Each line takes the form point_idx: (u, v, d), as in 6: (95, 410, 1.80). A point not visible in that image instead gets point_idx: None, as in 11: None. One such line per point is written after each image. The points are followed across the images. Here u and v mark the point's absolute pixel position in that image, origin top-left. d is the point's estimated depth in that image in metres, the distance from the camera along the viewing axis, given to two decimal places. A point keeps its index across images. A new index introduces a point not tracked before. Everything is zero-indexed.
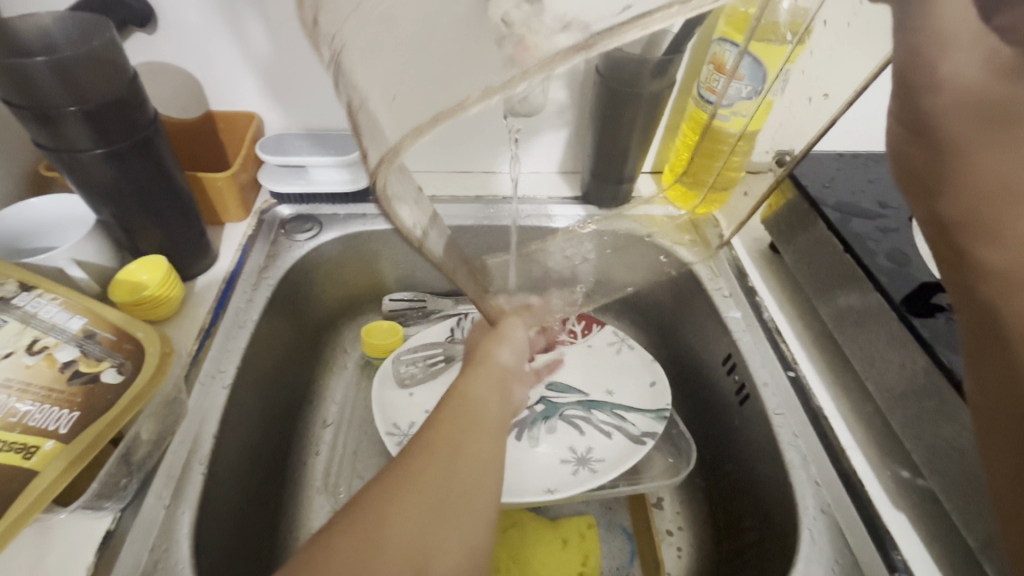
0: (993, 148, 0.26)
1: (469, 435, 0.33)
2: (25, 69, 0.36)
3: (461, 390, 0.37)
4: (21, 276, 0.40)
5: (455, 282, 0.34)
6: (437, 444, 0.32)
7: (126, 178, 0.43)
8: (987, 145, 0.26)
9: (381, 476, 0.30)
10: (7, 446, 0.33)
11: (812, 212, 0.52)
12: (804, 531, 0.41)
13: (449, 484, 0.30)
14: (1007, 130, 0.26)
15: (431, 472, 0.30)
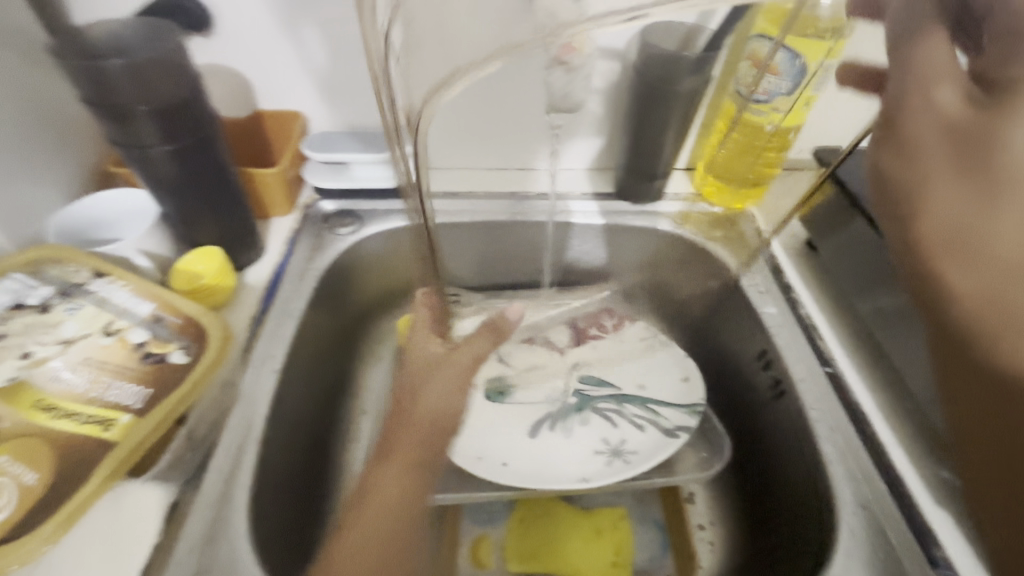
0: (959, 188, 0.24)
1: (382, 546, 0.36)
2: (103, 69, 0.39)
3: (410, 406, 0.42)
4: (95, 263, 0.44)
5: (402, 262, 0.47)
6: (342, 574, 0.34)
7: (188, 173, 0.46)
8: (948, 175, 0.25)
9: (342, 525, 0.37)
10: (89, 419, 0.36)
11: (849, 209, 0.51)
12: (843, 527, 0.41)
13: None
14: (993, 180, 0.24)
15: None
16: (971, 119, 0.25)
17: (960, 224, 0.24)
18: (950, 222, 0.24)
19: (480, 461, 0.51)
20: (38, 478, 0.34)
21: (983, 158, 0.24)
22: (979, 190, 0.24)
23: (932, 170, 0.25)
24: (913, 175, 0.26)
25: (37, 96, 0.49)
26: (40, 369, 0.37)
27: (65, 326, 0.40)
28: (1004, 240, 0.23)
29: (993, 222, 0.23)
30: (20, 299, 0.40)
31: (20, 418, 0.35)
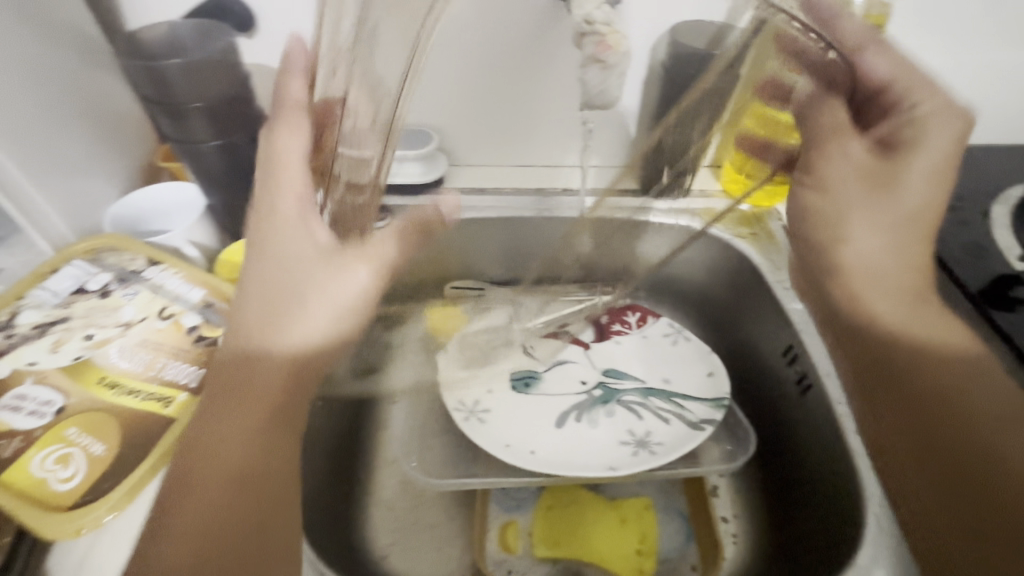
0: (876, 209, 0.39)
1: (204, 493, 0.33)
2: (163, 70, 0.43)
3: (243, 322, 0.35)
4: (149, 252, 0.47)
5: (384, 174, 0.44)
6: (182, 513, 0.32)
7: (234, 167, 0.48)
8: (869, 206, 0.39)
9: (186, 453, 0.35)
10: (150, 395, 0.39)
11: None
12: (872, 517, 0.42)
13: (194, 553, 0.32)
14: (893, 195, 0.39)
15: (189, 543, 0.32)
16: (877, 166, 0.39)
17: (872, 268, 0.40)
18: (869, 265, 0.40)
19: (507, 448, 0.52)
20: (104, 450, 0.36)
21: (872, 202, 0.39)
22: (882, 208, 0.39)
23: (851, 206, 0.39)
24: (844, 204, 0.40)
25: (93, 95, 0.51)
26: (101, 351, 0.41)
27: (126, 311, 0.43)
28: (881, 287, 0.39)
29: (896, 265, 0.40)
30: (82, 284, 0.44)
31: (86, 395, 0.38)
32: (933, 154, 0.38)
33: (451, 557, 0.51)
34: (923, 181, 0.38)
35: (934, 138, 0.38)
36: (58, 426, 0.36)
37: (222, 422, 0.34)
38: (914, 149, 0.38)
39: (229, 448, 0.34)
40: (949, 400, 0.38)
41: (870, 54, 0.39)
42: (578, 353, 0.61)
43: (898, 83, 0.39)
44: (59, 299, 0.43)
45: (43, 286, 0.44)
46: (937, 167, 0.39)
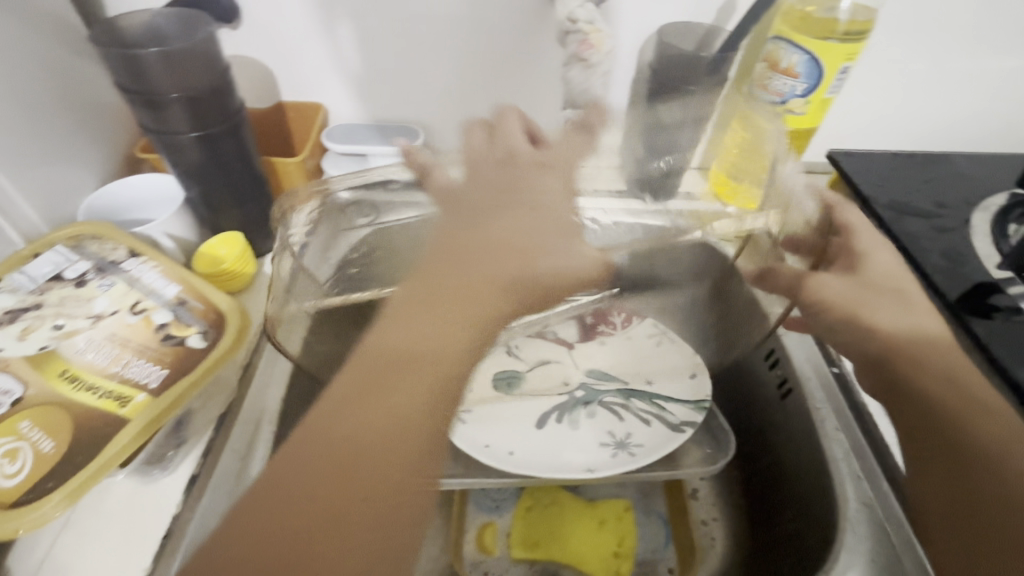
0: (879, 299, 0.44)
1: (406, 378, 0.36)
2: (137, 58, 0.41)
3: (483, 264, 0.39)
4: (129, 242, 0.45)
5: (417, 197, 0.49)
6: (391, 390, 0.35)
7: (214, 159, 0.48)
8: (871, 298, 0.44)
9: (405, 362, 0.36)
10: (107, 394, 0.37)
11: (864, 210, 0.56)
12: (847, 522, 0.43)
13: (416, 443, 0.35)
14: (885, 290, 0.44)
15: (365, 424, 0.34)
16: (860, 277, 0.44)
17: (907, 336, 0.44)
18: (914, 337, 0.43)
19: (487, 449, 0.51)
20: (54, 447, 0.34)
21: (881, 304, 0.44)
22: (881, 298, 0.44)
23: (857, 299, 0.44)
24: (853, 302, 0.44)
25: (71, 81, 0.50)
26: (69, 341, 0.38)
27: (98, 301, 0.41)
28: (927, 367, 0.42)
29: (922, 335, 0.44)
30: (61, 271, 0.42)
31: (44, 386, 0.36)
32: (888, 263, 0.46)
33: (430, 557, 0.50)
34: (908, 283, 0.46)
35: (883, 255, 0.46)
36: (13, 418, 0.34)
37: (432, 313, 0.37)
38: (879, 272, 0.45)
39: (426, 352, 0.37)
40: (994, 449, 0.39)
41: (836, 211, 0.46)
42: (560, 352, 0.60)
43: (857, 236, 0.46)
44: (34, 285, 0.41)
45: (21, 271, 0.42)
46: (897, 265, 0.46)
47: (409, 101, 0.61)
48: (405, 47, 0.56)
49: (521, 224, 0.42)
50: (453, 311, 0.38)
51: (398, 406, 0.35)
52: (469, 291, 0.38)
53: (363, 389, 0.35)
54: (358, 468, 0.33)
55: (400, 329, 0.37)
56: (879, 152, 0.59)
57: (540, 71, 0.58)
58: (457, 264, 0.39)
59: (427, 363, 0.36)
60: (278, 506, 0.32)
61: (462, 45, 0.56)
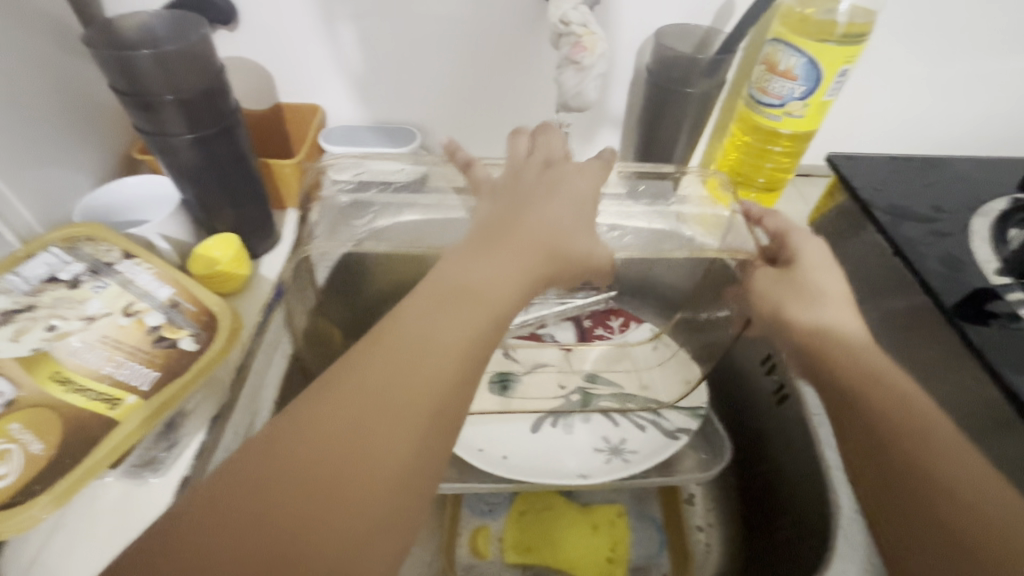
0: (796, 297, 0.44)
1: (463, 314, 0.29)
2: (132, 60, 0.41)
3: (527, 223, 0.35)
4: (124, 244, 0.45)
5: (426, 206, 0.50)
6: (440, 324, 0.28)
7: (208, 160, 0.48)
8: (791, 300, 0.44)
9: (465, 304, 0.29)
10: (98, 395, 0.37)
11: (863, 214, 0.55)
12: (841, 531, 0.42)
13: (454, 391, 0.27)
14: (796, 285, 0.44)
15: (408, 357, 0.27)
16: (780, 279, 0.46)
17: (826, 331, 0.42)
18: (830, 319, 0.42)
19: (480, 453, 0.52)
20: (43, 449, 0.34)
21: (800, 298, 0.44)
22: (799, 295, 0.44)
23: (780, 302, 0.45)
24: (773, 301, 0.46)
25: (67, 82, 0.50)
26: (61, 343, 0.38)
27: (91, 303, 0.41)
28: (838, 355, 0.40)
29: (840, 325, 0.41)
30: (55, 273, 0.42)
31: (35, 388, 0.36)
32: (815, 256, 0.45)
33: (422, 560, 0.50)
34: (829, 273, 0.44)
35: (812, 250, 0.46)
36: (4, 419, 0.34)
37: (495, 256, 0.32)
38: (810, 270, 0.45)
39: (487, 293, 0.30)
40: (871, 427, 0.35)
41: (767, 219, 0.50)
42: (556, 355, 0.59)
43: (792, 236, 0.47)
44: (28, 287, 0.41)
45: (15, 272, 0.42)
46: (827, 258, 0.45)
47: (406, 102, 0.61)
48: (401, 48, 0.56)
49: (567, 206, 0.38)
50: (512, 259, 0.33)
51: (447, 346, 0.27)
52: (518, 238, 0.34)
53: (410, 316, 0.28)
54: (391, 409, 0.25)
55: (469, 265, 0.31)
56: (876, 155, 0.59)
57: (537, 72, 0.58)
58: (511, 229, 0.35)
59: (490, 302, 0.30)
60: (290, 441, 0.24)
61: (458, 46, 0.56)
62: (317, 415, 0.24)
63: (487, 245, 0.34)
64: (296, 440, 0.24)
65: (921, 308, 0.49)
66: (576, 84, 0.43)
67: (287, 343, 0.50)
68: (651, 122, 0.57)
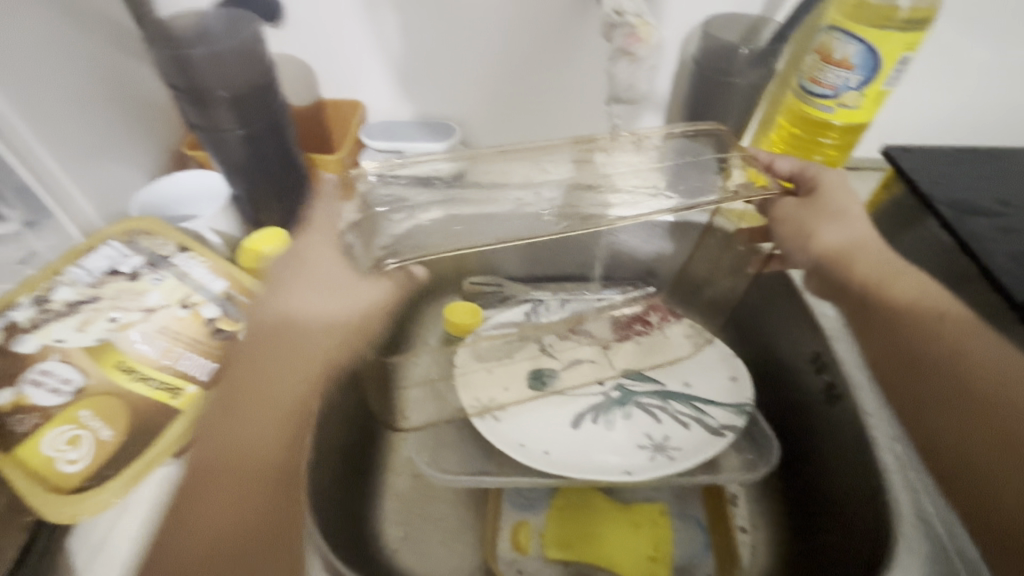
0: (820, 214, 0.49)
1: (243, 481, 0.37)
2: (189, 58, 0.42)
3: (244, 359, 0.41)
4: (180, 238, 0.47)
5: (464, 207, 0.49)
6: (223, 497, 0.36)
7: (257, 155, 0.49)
8: (822, 218, 0.49)
9: (226, 469, 0.37)
10: (160, 385, 0.39)
11: (923, 209, 0.53)
12: (902, 536, 0.41)
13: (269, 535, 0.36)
14: (821, 203, 0.49)
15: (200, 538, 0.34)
16: (811, 206, 0.49)
17: (852, 242, 0.48)
18: (843, 237, 0.48)
19: (521, 448, 0.51)
20: (112, 434, 0.36)
21: (826, 217, 0.49)
22: (823, 212, 0.49)
23: (807, 220, 0.49)
24: (799, 219, 0.49)
25: (122, 80, 0.52)
26: (124, 334, 0.40)
27: (150, 295, 0.42)
28: (866, 259, 0.47)
29: (860, 237, 0.48)
30: (116, 265, 0.44)
31: (102, 377, 0.37)
32: (832, 181, 0.50)
33: (463, 552, 0.50)
34: (845, 194, 0.50)
35: (828, 175, 0.50)
36: (73, 406, 0.36)
37: (237, 407, 0.39)
38: (830, 191, 0.50)
39: (242, 461, 0.37)
40: (911, 316, 0.45)
41: (779, 160, 0.52)
42: (595, 351, 0.59)
43: (811, 165, 0.51)
44: (91, 279, 0.43)
45: (79, 265, 0.43)
46: (845, 184, 0.51)
47: (446, 98, 0.61)
48: (444, 43, 0.56)
49: (303, 322, 0.43)
50: (251, 413, 0.39)
51: (247, 510, 0.36)
52: (238, 381, 0.40)
53: (205, 487, 0.36)
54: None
55: (220, 431, 0.38)
56: (939, 147, 0.56)
57: (579, 64, 0.57)
58: (253, 365, 0.41)
59: (244, 469, 0.37)
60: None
61: (500, 40, 0.56)
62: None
63: (244, 386, 0.40)
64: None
65: (987, 307, 0.47)
66: (629, 77, 0.43)
67: None
68: (697, 114, 0.56)
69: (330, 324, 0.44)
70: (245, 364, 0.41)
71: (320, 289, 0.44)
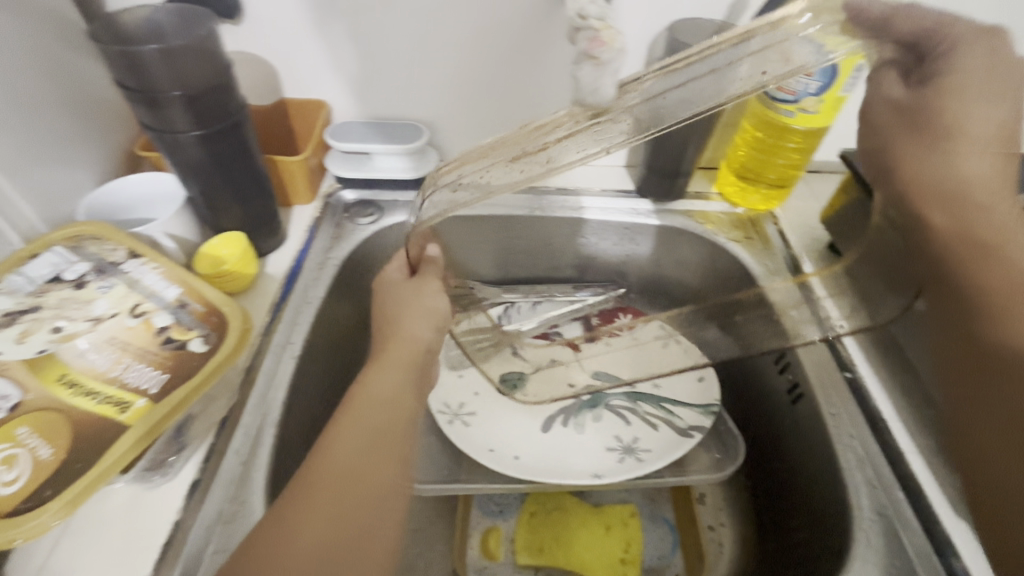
0: (920, 136, 0.44)
1: (387, 419, 0.38)
2: (139, 55, 0.40)
3: (394, 325, 0.45)
4: (129, 243, 0.44)
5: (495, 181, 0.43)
6: (370, 431, 0.37)
7: (215, 158, 0.47)
8: (910, 140, 0.45)
9: (365, 405, 0.39)
10: (107, 399, 0.36)
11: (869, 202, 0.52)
12: (859, 532, 0.40)
13: (405, 469, 0.37)
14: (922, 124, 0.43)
15: (352, 454, 0.35)
16: (916, 105, 0.42)
17: (944, 180, 0.44)
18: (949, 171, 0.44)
19: (490, 453, 0.51)
20: (52, 453, 0.33)
21: (927, 139, 0.44)
22: (925, 134, 0.43)
23: (937, 133, 0.43)
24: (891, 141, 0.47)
25: (65, 77, 0.49)
26: (68, 345, 0.38)
27: (96, 304, 0.40)
28: (944, 219, 0.45)
29: (971, 175, 0.44)
30: (59, 273, 0.42)
31: (43, 391, 0.35)
32: (975, 74, 0.39)
33: (432, 560, 0.50)
34: (982, 101, 0.40)
35: (974, 63, 0.38)
36: (12, 422, 0.34)
37: (382, 363, 0.42)
38: (954, 88, 0.39)
39: (382, 405, 0.39)
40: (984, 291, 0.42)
41: (899, 18, 0.37)
42: (565, 354, 0.58)
43: (954, 31, 0.38)
44: (32, 286, 0.40)
45: (18, 272, 0.41)
46: (993, 80, 0.39)
47: (413, 100, 0.60)
48: (410, 42, 0.55)
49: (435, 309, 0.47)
50: (398, 364, 0.42)
51: (382, 440, 0.37)
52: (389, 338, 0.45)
53: (342, 419, 0.38)
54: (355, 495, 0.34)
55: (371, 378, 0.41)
56: None
57: (547, 66, 0.57)
58: (393, 332, 0.45)
59: (391, 406, 0.39)
60: (288, 540, 0.31)
61: (467, 41, 0.55)
62: (307, 510, 0.32)
63: (384, 348, 0.44)
64: (291, 535, 0.31)
65: None
66: (593, 80, 0.36)
67: (296, 344, 0.49)
68: None
69: (432, 303, 0.47)
70: (386, 335, 0.45)
71: (401, 284, 0.48)
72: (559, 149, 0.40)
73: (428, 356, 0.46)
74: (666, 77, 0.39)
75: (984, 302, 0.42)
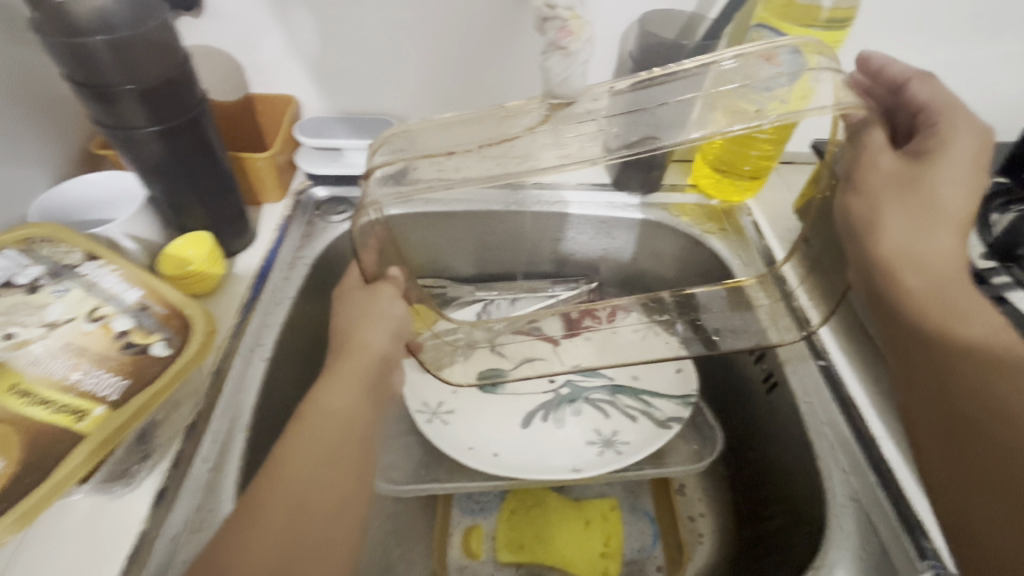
0: (912, 203, 0.38)
1: (337, 434, 0.37)
2: (86, 48, 0.38)
3: (350, 331, 0.43)
4: (85, 244, 0.43)
5: (483, 173, 0.40)
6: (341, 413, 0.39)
7: (175, 155, 0.45)
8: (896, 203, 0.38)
9: (315, 423, 0.37)
10: (62, 408, 0.34)
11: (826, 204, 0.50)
12: (833, 518, 0.41)
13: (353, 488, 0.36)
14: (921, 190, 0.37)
15: (301, 480, 0.34)
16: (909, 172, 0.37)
17: (912, 252, 0.39)
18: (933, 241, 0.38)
19: (469, 451, 0.50)
20: (4, 466, 0.32)
21: (919, 202, 0.38)
22: (916, 202, 0.38)
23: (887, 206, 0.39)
24: (871, 201, 0.39)
25: (15, 72, 0.47)
26: (20, 352, 0.36)
27: (51, 309, 0.39)
28: (918, 279, 0.38)
29: (933, 250, 0.38)
30: (11, 277, 0.40)
31: None
32: (957, 160, 0.37)
33: (410, 561, 0.49)
34: (959, 183, 0.37)
35: (963, 148, 0.37)
36: None
37: (338, 377, 0.40)
38: (949, 160, 0.37)
39: (331, 424, 0.38)
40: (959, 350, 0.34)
41: (917, 83, 0.39)
42: (544, 349, 0.56)
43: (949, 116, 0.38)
44: None
45: None
46: (970, 170, 0.37)
47: (384, 94, 0.59)
48: (377, 32, 0.54)
49: (386, 324, 0.44)
50: (352, 376, 0.41)
51: (335, 463, 0.36)
52: (352, 342, 0.42)
53: (292, 439, 0.36)
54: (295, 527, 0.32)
55: (330, 393, 0.39)
56: None
57: (518, 58, 0.56)
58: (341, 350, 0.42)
59: (346, 425, 0.38)
60: (235, 561, 0.30)
61: (437, 34, 0.54)
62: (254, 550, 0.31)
63: (335, 357, 0.42)
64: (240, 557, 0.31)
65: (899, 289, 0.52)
66: (564, 71, 0.36)
67: (265, 346, 0.48)
68: None
69: (385, 313, 0.44)
70: (335, 350, 0.43)
71: (357, 291, 0.45)
72: (558, 150, 0.40)
73: (388, 365, 0.44)
74: (638, 93, 0.40)
75: (966, 368, 0.33)
